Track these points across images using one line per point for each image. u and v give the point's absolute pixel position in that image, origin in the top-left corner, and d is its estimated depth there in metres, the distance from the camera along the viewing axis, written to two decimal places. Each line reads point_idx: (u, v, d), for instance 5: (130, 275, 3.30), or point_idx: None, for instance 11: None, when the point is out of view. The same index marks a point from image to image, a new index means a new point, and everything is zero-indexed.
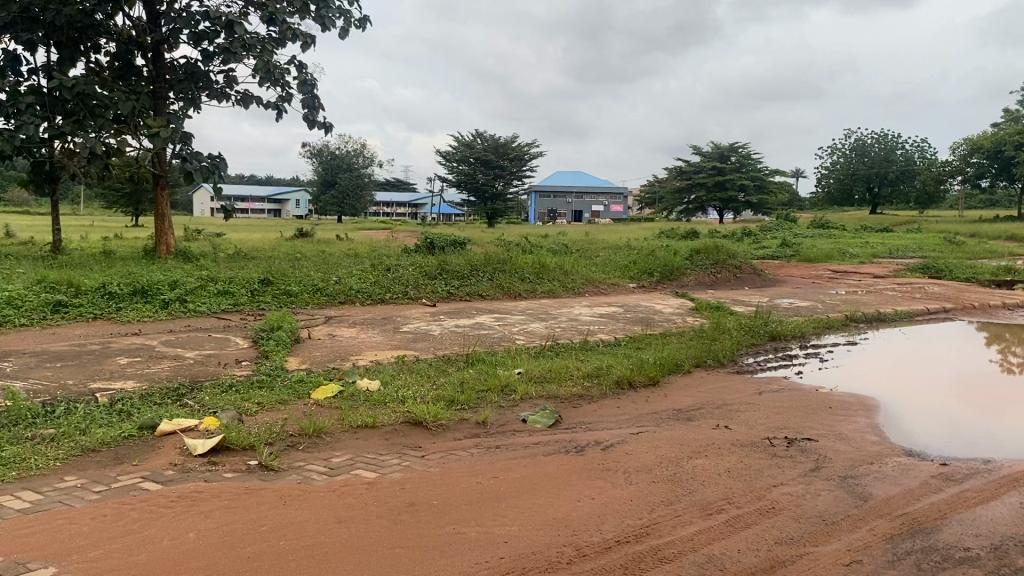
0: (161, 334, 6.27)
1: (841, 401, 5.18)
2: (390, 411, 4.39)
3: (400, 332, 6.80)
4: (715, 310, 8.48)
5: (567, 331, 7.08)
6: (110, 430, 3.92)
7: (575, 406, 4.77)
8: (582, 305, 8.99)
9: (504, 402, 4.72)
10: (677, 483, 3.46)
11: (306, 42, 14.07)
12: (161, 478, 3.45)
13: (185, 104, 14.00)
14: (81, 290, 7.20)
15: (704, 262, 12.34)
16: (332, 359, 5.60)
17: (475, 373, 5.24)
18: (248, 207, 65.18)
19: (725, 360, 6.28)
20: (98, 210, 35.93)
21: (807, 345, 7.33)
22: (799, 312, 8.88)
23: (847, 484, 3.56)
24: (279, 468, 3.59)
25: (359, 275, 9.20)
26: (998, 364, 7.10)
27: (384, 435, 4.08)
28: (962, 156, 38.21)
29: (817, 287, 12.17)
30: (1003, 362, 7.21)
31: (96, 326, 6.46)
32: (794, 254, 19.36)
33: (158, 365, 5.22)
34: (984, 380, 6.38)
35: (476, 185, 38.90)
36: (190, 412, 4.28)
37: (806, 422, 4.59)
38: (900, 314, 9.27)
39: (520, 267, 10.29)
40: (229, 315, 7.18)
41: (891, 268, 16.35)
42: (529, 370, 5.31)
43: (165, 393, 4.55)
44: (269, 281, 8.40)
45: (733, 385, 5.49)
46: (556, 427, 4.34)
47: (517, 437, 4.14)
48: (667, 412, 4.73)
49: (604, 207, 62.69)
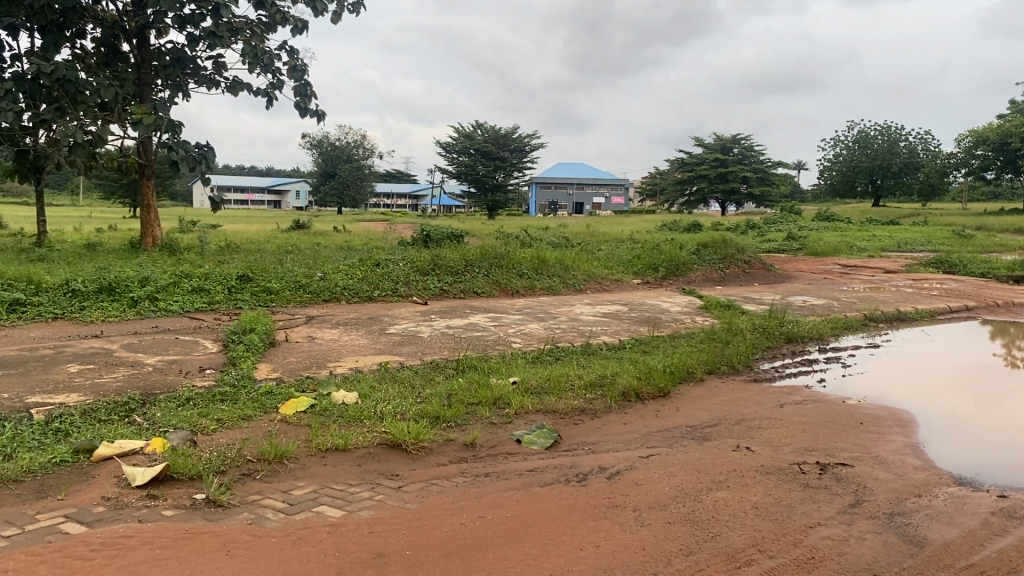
0: (123, 336, 5.76)
1: (873, 415, 4.61)
2: (366, 430, 3.85)
3: (388, 333, 6.27)
4: (726, 309, 7.93)
5: (567, 334, 6.54)
6: (39, 455, 3.40)
7: (577, 423, 4.23)
8: (584, 302, 8.45)
9: (497, 418, 4.19)
10: (696, 526, 2.93)
11: (297, 27, 13.53)
12: (87, 518, 2.92)
13: (172, 90, 13.49)
14: (43, 287, 6.67)
15: (711, 256, 11.79)
16: (307, 367, 5.06)
17: (465, 384, 4.69)
18: (248, 198, 64.72)
19: (741, 367, 5.70)
20: (96, 200, 35.47)
21: (825, 347, 6.77)
22: (814, 311, 8.35)
23: (895, 524, 3.03)
24: (229, 505, 3.06)
25: (347, 270, 8.66)
26: (1003, 357, 6.72)
27: (357, 461, 3.55)
28: (967, 148, 37.54)
29: (827, 282, 11.60)
30: (1009, 356, 6.82)
31: (55, 327, 5.93)
32: (801, 248, 18.79)
33: (111, 373, 4.68)
34: (993, 376, 5.99)
35: (476, 176, 38.24)
36: (136, 432, 3.75)
37: (838, 441, 4.06)
38: (920, 312, 8.73)
39: (518, 262, 9.76)
40: (203, 315, 6.65)
41: (902, 263, 15.78)
42: (525, 380, 4.77)
43: (112, 407, 4.01)
44: (249, 277, 7.89)
45: (752, 396, 4.95)
46: (555, 449, 3.81)
47: (510, 462, 3.60)
48: (680, 429, 4.20)
49: (605, 199, 62.07)
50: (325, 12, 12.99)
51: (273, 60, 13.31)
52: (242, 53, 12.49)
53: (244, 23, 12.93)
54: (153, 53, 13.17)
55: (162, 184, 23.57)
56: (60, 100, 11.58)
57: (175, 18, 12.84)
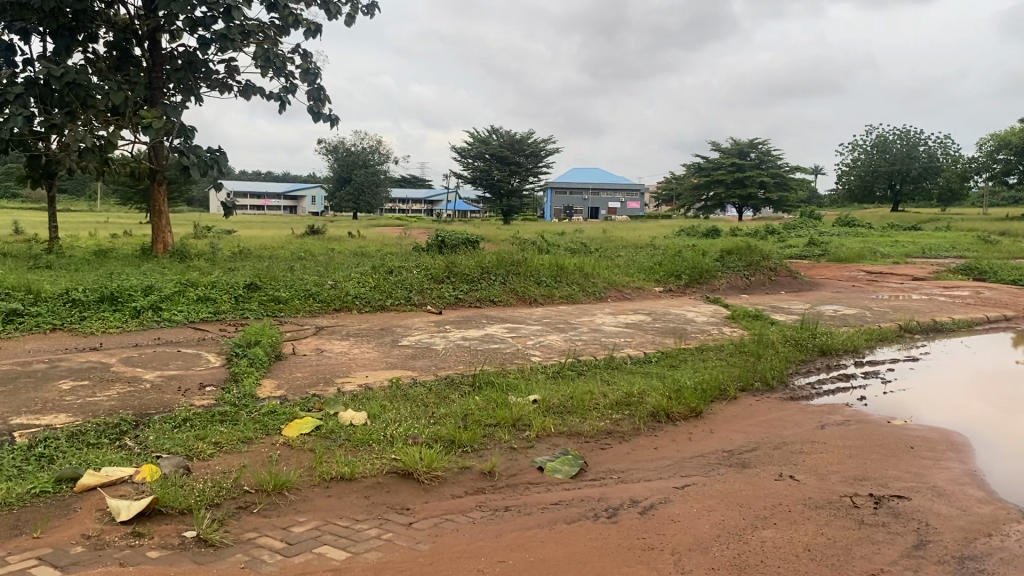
0: (123, 348, 5.48)
1: (924, 439, 4.25)
2: (374, 456, 3.54)
3: (400, 346, 5.96)
4: (755, 319, 7.58)
5: (589, 346, 6.20)
6: (18, 485, 3.10)
7: (604, 447, 3.91)
8: (606, 312, 8.11)
9: (517, 442, 3.86)
10: (743, 572, 2.59)
11: (310, 30, 13.30)
12: (62, 559, 2.60)
13: (184, 94, 13.26)
14: (43, 297, 6.40)
15: (736, 263, 11.42)
16: (315, 383, 4.76)
17: (482, 402, 4.37)
18: (264, 204, 64.70)
19: (775, 383, 5.35)
20: (112, 206, 35.44)
21: (862, 361, 6.40)
22: (847, 322, 7.96)
23: (967, 571, 2.68)
24: (222, 544, 2.75)
25: (359, 278, 8.36)
26: None
27: (363, 492, 3.23)
28: (988, 152, 36.92)
29: (857, 291, 11.19)
30: None
31: (53, 339, 5.67)
32: (824, 253, 18.38)
33: (106, 390, 4.38)
34: None
35: (492, 181, 37.96)
36: (126, 458, 3.44)
37: (889, 469, 3.71)
38: (958, 322, 8.33)
39: (535, 269, 9.44)
40: (208, 325, 6.37)
41: (930, 269, 15.37)
42: (546, 398, 4.44)
43: (102, 430, 3.71)
44: (257, 285, 7.60)
45: (789, 416, 4.61)
46: (581, 478, 3.48)
47: (531, 494, 3.28)
48: (716, 455, 3.87)
49: (621, 203, 61.60)
50: (338, 14, 12.75)
51: (286, 63, 13.08)
52: (253, 55, 12.26)
53: (256, 24, 12.68)
54: (165, 57, 12.94)
55: (176, 189, 23.43)
56: (70, 105, 11.32)
57: (186, 20, 12.59)
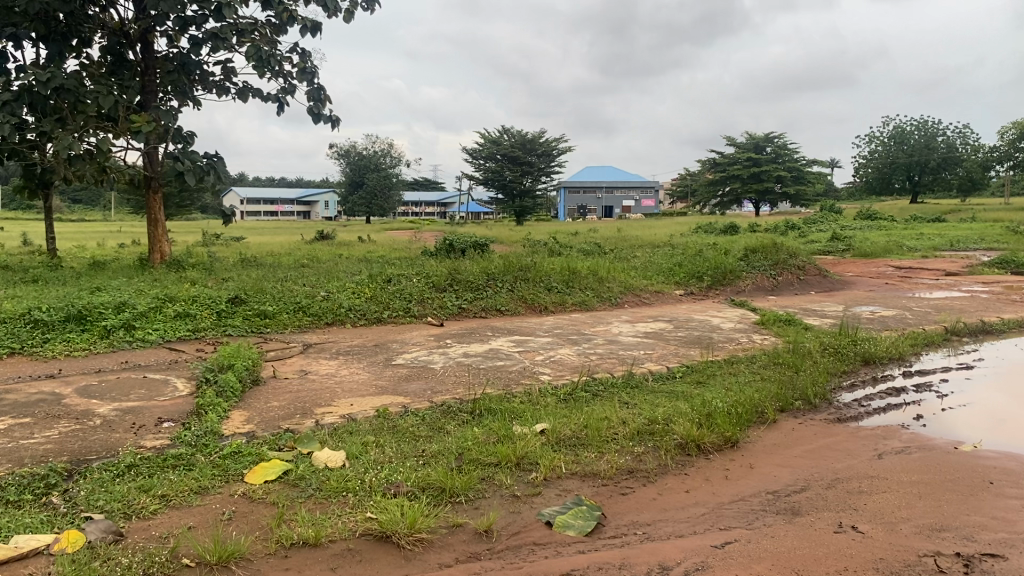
0: (83, 375, 4.90)
1: (1004, 470, 3.58)
2: (346, 513, 2.93)
3: (394, 366, 5.34)
4: (786, 325, 6.92)
5: (605, 361, 5.57)
6: None
7: (624, 492, 3.27)
8: (623, 320, 7.46)
9: (521, 488, 3.24)
10: None
11: (308, 27, 12.70)
12: None
13: (179, 97, 12.69)
14: (2, 318, 5.84)
15: (761, 262, 10.76)
16: (291, 415, 4.15)
17: (482, 435, 3.76)
18: (278, 211, 64.43)
19: (817, 402, 4.71)
20: (123, 215, 35.11)
21: (911, 371, 5.72)
22: (887, 325, 7.27)
23: None
24: None
25: (353, 287, 7.77)
26: None
27: (329, 563, 2.61)
28: (1009, 141, 35.89)
29: (891, 288, 10.50)
30: None
31: (8, 365, 5.10)
32: (847, 249, 17.65)
33: (46, 431, 3.77)
34: None
35: (504, 181, 37.26)
36: (47, 521, 2.84)
37: (970, 514, 3.06)
38: (1008, 323, 7.62)
39: (546, 274, 8.83)
40: (183, 346, 5.78)
41: (963, 263, 14.61)
42: (555, 429, 3.82)
43: (26, 485, 3.11)
44: (242, 298, 7.02)
45: (839, 445, 3.96)
46: (598, 536, 2.86)
47: (537, 561, 2.66)
48: (759, 499, 3.24)
49: (635, 202, 60.79)
50: (337, 11, 12.16)
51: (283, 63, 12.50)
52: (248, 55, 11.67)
53: (251, 23, 12.09)
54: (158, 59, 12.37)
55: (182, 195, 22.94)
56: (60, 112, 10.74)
57: (178, 19, 12.02)
